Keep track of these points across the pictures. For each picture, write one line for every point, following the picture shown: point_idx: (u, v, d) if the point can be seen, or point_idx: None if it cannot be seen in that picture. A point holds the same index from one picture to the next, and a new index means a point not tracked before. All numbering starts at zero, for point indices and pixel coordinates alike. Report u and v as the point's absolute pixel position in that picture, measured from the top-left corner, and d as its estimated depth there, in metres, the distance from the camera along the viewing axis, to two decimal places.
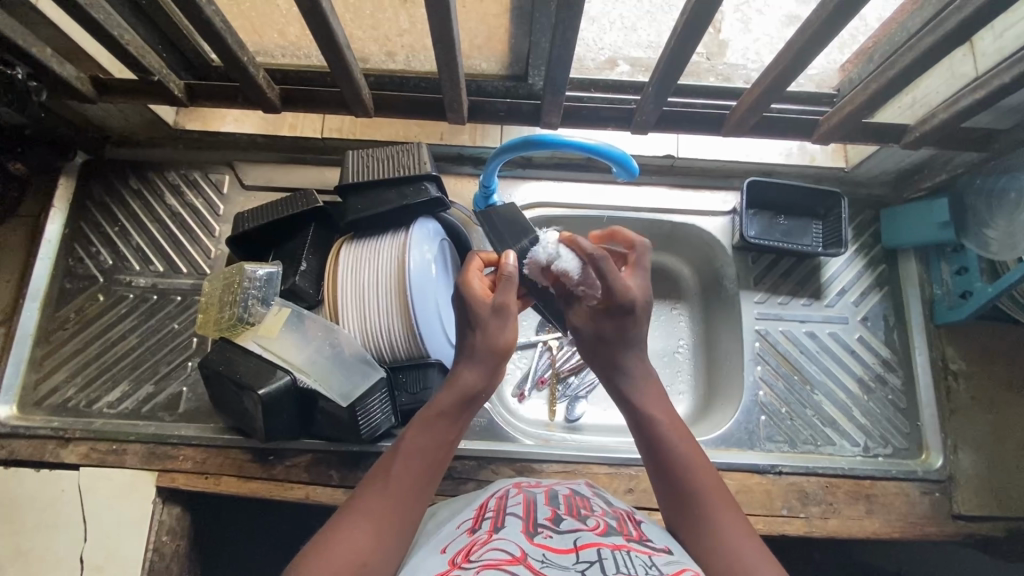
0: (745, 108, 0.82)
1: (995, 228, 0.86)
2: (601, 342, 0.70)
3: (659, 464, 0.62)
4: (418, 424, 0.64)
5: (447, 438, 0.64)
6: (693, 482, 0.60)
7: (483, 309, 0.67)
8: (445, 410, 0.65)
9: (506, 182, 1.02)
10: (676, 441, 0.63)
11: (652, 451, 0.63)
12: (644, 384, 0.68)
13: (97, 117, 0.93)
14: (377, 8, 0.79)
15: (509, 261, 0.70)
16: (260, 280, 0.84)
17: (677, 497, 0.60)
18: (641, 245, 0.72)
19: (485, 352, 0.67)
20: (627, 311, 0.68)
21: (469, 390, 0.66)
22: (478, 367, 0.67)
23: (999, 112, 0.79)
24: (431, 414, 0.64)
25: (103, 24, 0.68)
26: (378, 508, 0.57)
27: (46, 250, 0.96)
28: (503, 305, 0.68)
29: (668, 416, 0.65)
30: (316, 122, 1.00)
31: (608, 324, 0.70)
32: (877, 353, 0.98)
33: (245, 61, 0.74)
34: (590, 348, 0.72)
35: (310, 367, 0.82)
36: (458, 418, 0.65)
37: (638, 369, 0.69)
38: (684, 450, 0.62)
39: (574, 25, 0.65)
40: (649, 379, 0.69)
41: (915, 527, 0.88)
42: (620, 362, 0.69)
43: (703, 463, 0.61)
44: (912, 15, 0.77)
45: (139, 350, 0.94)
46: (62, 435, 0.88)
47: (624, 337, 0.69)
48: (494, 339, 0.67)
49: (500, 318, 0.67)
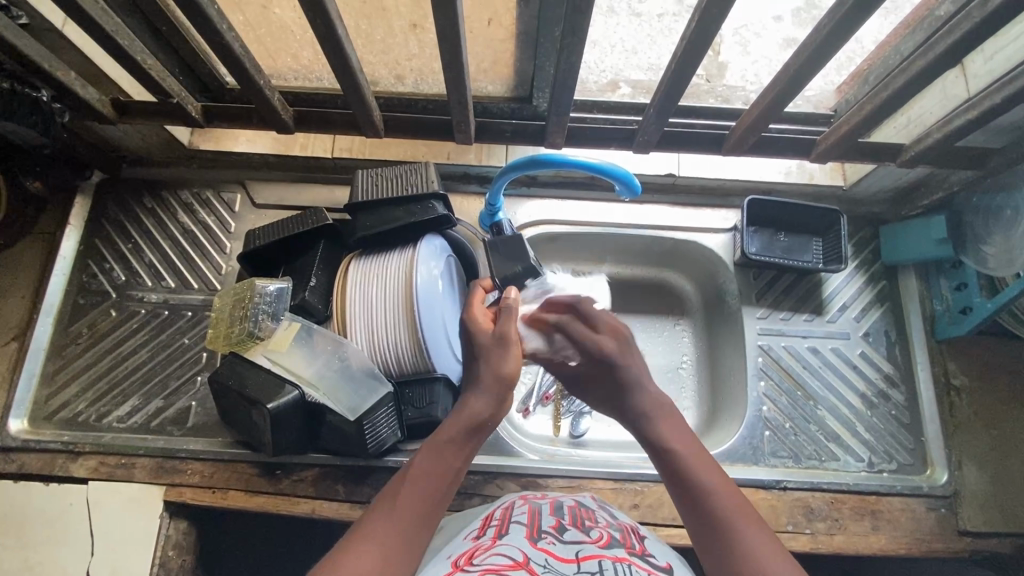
0: (744, 129, 0.84)
1: (992, 245, 0.87)
2: (601, 397, 0.69)
3: (677, 487, 0.58)
4: (424, 450, 0.61)
5: (453, 465, 0.61)
6: (713, 500, 0.56)
7: (488, 341, 0.68)
8: (453, 436, 0.62)
9: (512, 200, 1.05)
10: (693, 464, 0.58)
11: (670, 475, 0.59)
12: (656, 414, 0.64)
13: (116, 138, 0.96)
14: (388, 34, 0.82)
15: (513, 295, 0.73)
16: (271, 295, 0.86)
17: (697, 517, 0.55)
18: (579, 300, 0.74)
19: (491, 380, 0.66)
20: (604, 361, 0.67)
21: (476, 417, 0.63)
22: (484, 394, 0.65)
23: (992, 132, 0.81)
24: (438, 439, 0.62)
25: (127, 48, 0.71)
26: (384, 531, 0.54)
27: (61, 266, 0.98)
28: (505, 335, 0.68)
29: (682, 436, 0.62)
30: (326, 142, 1.03)
31: (598, 380, 0.68)
32: (878, 368, 0.99)
33: (261, 83, 0.76)
34: (599, 402, 0.70)
35: (319, 382, 0.83)
36: (465, 445, 0.62)
37: (648, 402, 0.65)
38: (704, 469, 0.58)
39: (577, 50, 0.67)
40: (664, 408, 0.64)
41: (921, 544, 0.88)
42: (626, 404, 0.66)
43: (720, 478, 0.57)
44: (905, 38, 0.80)
45: (149, 365, 0.95)
46: (72, 449, 0.89)
47: (615, 383, 0.66)
48: (498, 366, 0.66)
49: (502, 346, 0.67)
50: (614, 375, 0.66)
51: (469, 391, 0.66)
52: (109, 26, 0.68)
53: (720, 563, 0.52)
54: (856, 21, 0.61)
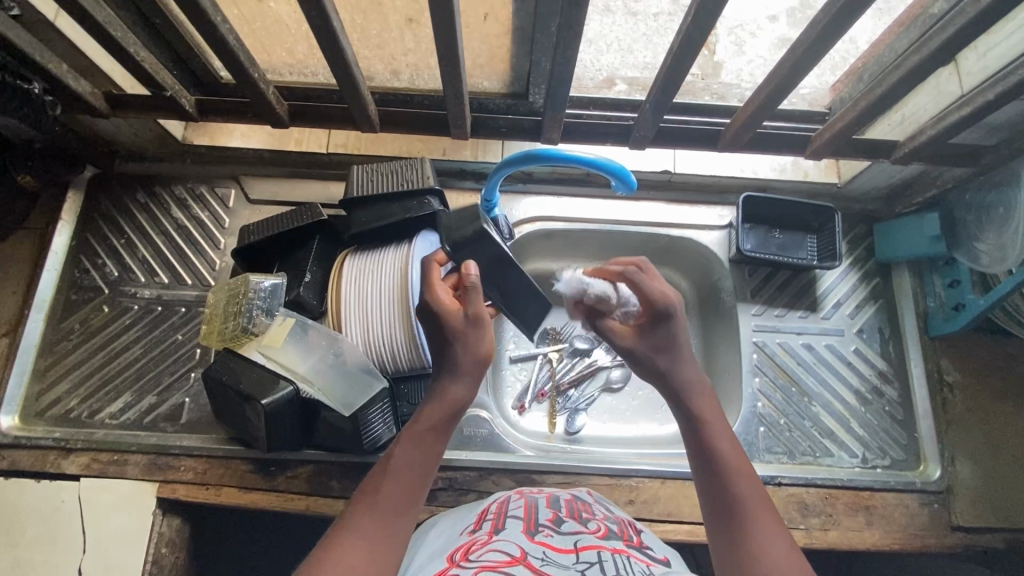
0: (738, 125, 0.84)
1: (984, 241, 0.87)
2: (648, 354, 0.66)
3: (702, 464, 0.59)
4: (405, 436, 0.61)
5: (434, 452, 0.61)
6: (730, 490, 0.56)
7: (458, 324, 0.64)
8: (432, 424, 0.61)
9: (507, 197, 1.04)
10: (719, 442, 0.59)
11: (696, 450, 0.60)
12: (698, 388, 0.63)
13: (108, 132, 0.95)
14: (384, 28, 0.81)
15: (473, 270, 0.66)
16: (266, 291, 0.86)
17: (714, 498, 0.56)
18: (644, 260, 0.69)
19: (471, 365, 0.64)
20: (667, 314, 0.64)
21: (456, 403, 0.63)
22: (463, 379, 0.64)
23: (986, 129, 0.82)
24: (418, 427, 0.61)
25: (121, 41, 0.71)
26: (371, 524, 0.54)
27: (53, 261, 0.97)
28: (478, 315, 0.64)
29: (718, 416, 0.61)
30: (322, 136, 1.03)
31: (652, 334, 0.65)
32: (873, 365, 0.99)
33: (256, 77, 0.76)
34: (640, 361, 0.66)
35: (313, 377, 0.83)
36: (445, 431, 0.62)
37: (692, 374, 0.64)
38: (729, 452, 0.58)
39: (573, 45, 0.67)
40: (702, 387, 0.64)
41: (915, 539, 0.88)
42: (671, 369, 0.64)
43: (744, 465, 0.57)
44: (899, 36, 0.81)
45: (142, 361, 0.95)
46: (63, 445, 0.88)
47: (670, 339, 0.64)
48: (475, 350, 0.64)
49: (477, 328, 0.64)
50: (670, 332, 0.65)
51: (448, 377, 0.64)
52: (102, 17, 0.68)
53: (726, 544, 0.54)
54: (853, 14, 0.61)
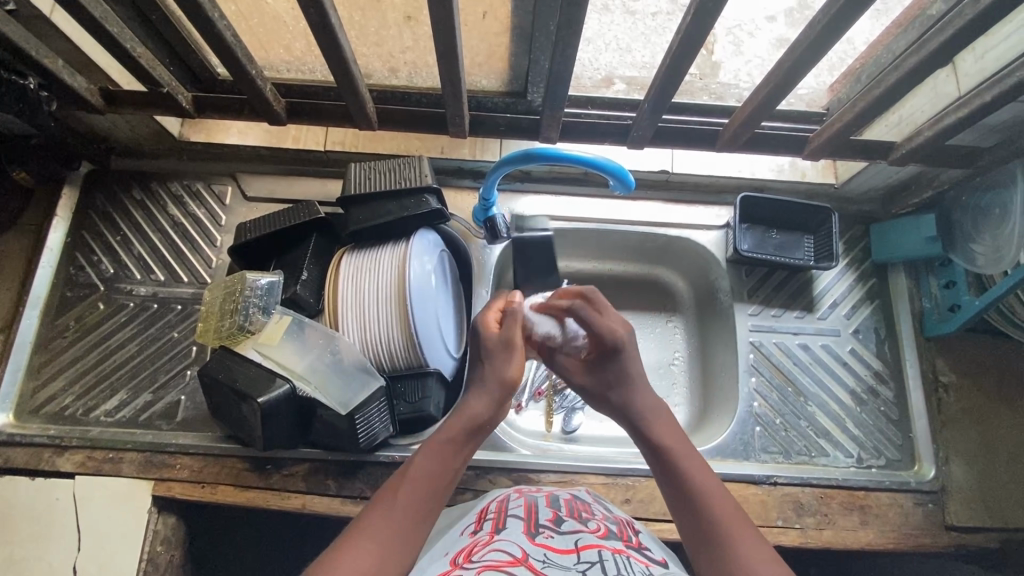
0: (736, 125, 0.84)
1: (981, 243, 0.88)
2: (604, 388, 0.68)
3: (671, 486, 0.60)
4: (426, 449, 0.61)
5: (452, 466, 0.60)
6: (696, 496, 0.57)
7: (493, 344, 0.67)
8: (452, 437, 0.61)
9: (505, 195, 1.04)
10: (680, 456, 0.61)
11: (664, 474, 0.61)
12: (655, 415, 0.65)
13: (105, 128, 0.94)
14: (383, 25, 0.81)
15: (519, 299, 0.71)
16: (262, 289, 0.85)
17: (687, 516, 0.57)
18: (589, 288, 0.71)
19: (494, 384, 0.65)
20: (617, 349, 0.67)
21: (477, 419, 0.63)
22: (484, 397, 0.64)
23: (982, 131, 0.82)
24: (438, 442, 0.61)
25: (117, 36, 0.70)
26: (385, 526, 0.54)
27: (48, 258, 0.97)
28: (509, 340, 0.66)
29: (679, 439, 0.63)
30: (319, 134, 1.02)
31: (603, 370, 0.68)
32: (869, 365, 0.99)
33: (254, 74, 0.76)
34: (597, 395, 0.70)
35: (309, 376, 0.82)
36: (465, 446, 0.62)
37: (646, 402, 0.66)
38: (695, 470, 0.59)
39: (573, 42, 0.67)
40: (661, 408, 0.66)
41: (910, 538, 0.89)
42: (625, 400, 0.66)
43: (713, 481, 0.59)
44: (897, 37, 0.81)
45: (138, 359, 0.94)
46: (58, 443, 0.88)
47: (620, 376, 0.67)
48: (500, 373, 0.65)
49: (507, 351, 0.66)
50: (620, 367, 0.67)
51: (468, 394, 0.65)
52: (98, 12, 0.67)
53: (701, 553, 0.54)
54: (853, 15, 0.61)
